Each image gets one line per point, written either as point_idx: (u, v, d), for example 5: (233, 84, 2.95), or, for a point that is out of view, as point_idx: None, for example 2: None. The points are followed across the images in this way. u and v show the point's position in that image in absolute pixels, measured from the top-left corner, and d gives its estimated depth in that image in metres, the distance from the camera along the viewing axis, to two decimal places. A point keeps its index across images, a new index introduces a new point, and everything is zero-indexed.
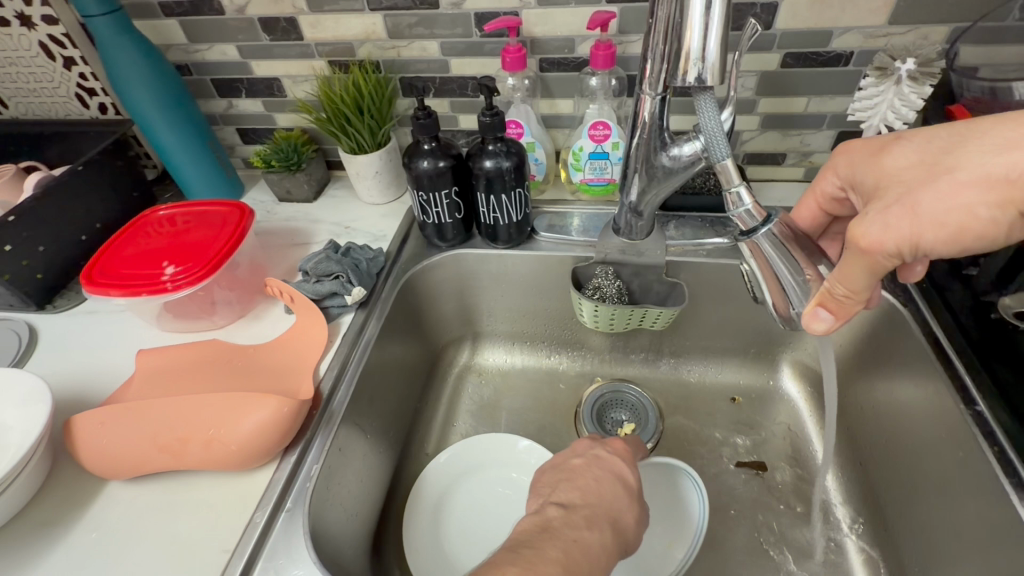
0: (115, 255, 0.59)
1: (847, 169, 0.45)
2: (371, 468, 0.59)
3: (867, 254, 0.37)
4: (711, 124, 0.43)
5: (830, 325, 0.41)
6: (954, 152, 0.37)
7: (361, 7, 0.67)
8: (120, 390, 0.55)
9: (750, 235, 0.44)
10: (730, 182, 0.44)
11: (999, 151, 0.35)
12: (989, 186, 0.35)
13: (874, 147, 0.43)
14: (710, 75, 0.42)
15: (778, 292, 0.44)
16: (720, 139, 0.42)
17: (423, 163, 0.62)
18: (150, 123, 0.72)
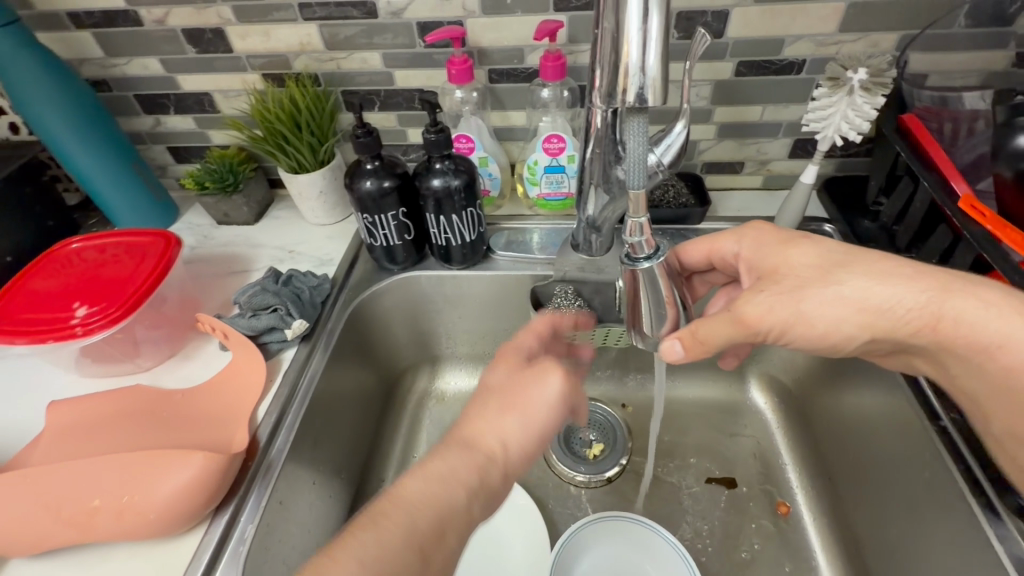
0: (19, 297, 0.53)
1: (752, 245, 0.48)
2: (317, 516, 0.55)
3: (744, 325, 0.42)
4: (636, 148, 0.39)
5: (678, 359, 0.45)
6: (843, 267, 0.41)
7: (293, 16, 0.63)
8: (23, 451, 0.49)
9: (637, 262, 0.43)
10: (636, 212, 0.40)
11: (874, 281, 0.40)
12: (858, 312, 0.40)
13: (783, 237, 0.46)
14: (651, 94, 0.39)
15: (638, 319, 0.47)
16: (640, 170, 0.38)
17: (365, 183, 0.58)
18: (61, 144, 0.66)
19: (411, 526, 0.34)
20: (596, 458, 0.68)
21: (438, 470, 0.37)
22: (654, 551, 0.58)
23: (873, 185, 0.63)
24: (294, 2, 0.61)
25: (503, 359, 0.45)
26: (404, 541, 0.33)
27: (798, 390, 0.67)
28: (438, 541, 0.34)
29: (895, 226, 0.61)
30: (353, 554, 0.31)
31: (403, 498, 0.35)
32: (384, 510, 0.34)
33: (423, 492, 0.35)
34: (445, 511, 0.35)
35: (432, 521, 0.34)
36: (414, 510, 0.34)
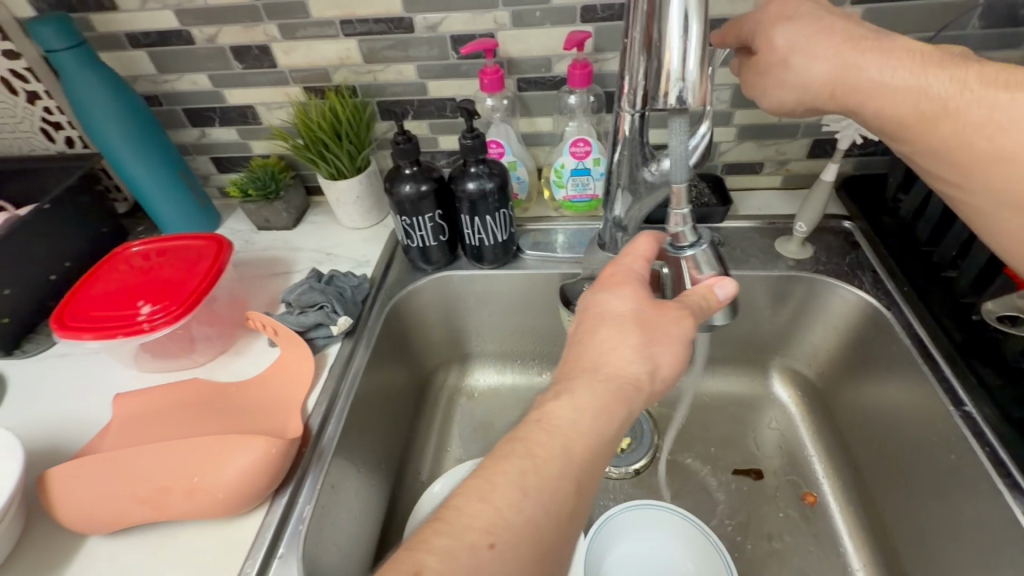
0: (88, 296, 0.57)
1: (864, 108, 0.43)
2: (363, 502, 0.58)
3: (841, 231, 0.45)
4: (678, 146, 0.44)
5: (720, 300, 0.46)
6: (859, 64, 0.42)
7: (335, 33, 0.67)
8: (95, 439, 0.52)
9: (681, 249, 0.48)
10: (679, 204, 0.47)
11: (890, 70, 0.41)
12: (896, 95, 0.41)
13: (803, 45, 0.42)
14: (692, 97, 0.41)
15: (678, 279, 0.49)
16: (684, 167, 0.44)
17: (404, 188, 0.61)
18: (118, 154, 0.70)
19: (568, 453, 0.37)
20: (624, 451, 0.70)
21: (584, 401, 0.39)
22: (692, 543, 0.59)
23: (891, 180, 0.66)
24: (336, 20, 0.66)
25: (628, 287, 0.45)
26: (563, 471, 0.37)
27: (821, 382, 0.69)
28: (591, 470, 0.38)
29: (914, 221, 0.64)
30: (513, 483, 0.35)
31: (554, 429, 0.38)
32: (536, 439, 0.38)
33: (573, 424, 0.38)
34: (595, 443, 0.38)
35: (585, 453, 0.38)
36: (566, 440, 0.38)
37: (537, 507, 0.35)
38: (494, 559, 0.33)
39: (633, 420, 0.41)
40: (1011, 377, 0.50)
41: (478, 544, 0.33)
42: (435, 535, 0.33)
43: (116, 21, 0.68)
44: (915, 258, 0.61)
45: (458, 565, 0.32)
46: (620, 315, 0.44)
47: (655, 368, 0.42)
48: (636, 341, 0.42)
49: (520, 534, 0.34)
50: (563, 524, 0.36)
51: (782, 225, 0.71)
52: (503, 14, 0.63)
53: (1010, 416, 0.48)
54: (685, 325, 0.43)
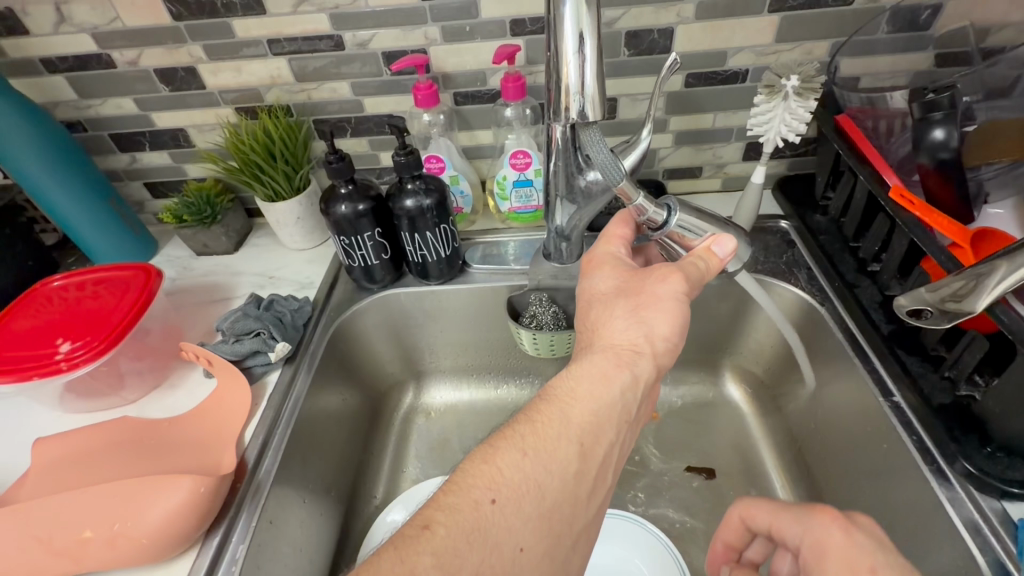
0: (2, 337, 0.54)
1: (815, 546, 0.36)
2: (309, 534, 0.55)
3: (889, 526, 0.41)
4: (602, 155, 0.46)
5: (722, 256, 0.48)
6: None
7: (263, 52, 0.65)
8: (11, 490, 0.49)
9: (662, 228, 0.49)
10: (631, 198, 0.48)
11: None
12: None
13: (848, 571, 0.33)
14: (592, 109, 0.44)
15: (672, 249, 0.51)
16: (613, 169, 0.46)
17: (340, 207, 0.60)
18: (40, 186, 0.67)
19: (570, 417, 0.39)
20: None
21: (583, 370, 0.42)
22: (647, 550, 0.59)
23: (820, 180, 0.67)
24: (263, 39, 0.64)
25: (606, 267, 0.49)
26: (564, 434, 0.38)
27: (768, 379, 0.70)
28: (596, 434, 0.39)
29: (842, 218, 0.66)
30: (514, 444, 0.37)
31: (553, 397, 0.40)
32: (537, 407, 0.39)
33: (573, 391, 0.40)
34: (596, 408, 0.40)
35: (587, 416, 0.39)
36: (566, 404, 0.39)
37: (540, 466, 0.36)
38: (496, 512, 0.34)
39: (637, 386, 0.42)
40: (933, 365, 0.51)
41: (479, 501, 0.34)
42: (444, 495, 0.35)
43: (30, 45, 0.65)
44: (845, 255, 0.63)
45: (460, 521, 0.33)
46: (604, 296, 0.47)
47: (651, 334, 0.44)
48: (626, 313, 0.45)
49: (524, 489, 0.35)
50: (569, 485, 0.37)
51: (723, 227, 0.72)
52: (434, 29, 0.63)
53: (930, 404, 0.49)
54: (671, 283, 0.45)
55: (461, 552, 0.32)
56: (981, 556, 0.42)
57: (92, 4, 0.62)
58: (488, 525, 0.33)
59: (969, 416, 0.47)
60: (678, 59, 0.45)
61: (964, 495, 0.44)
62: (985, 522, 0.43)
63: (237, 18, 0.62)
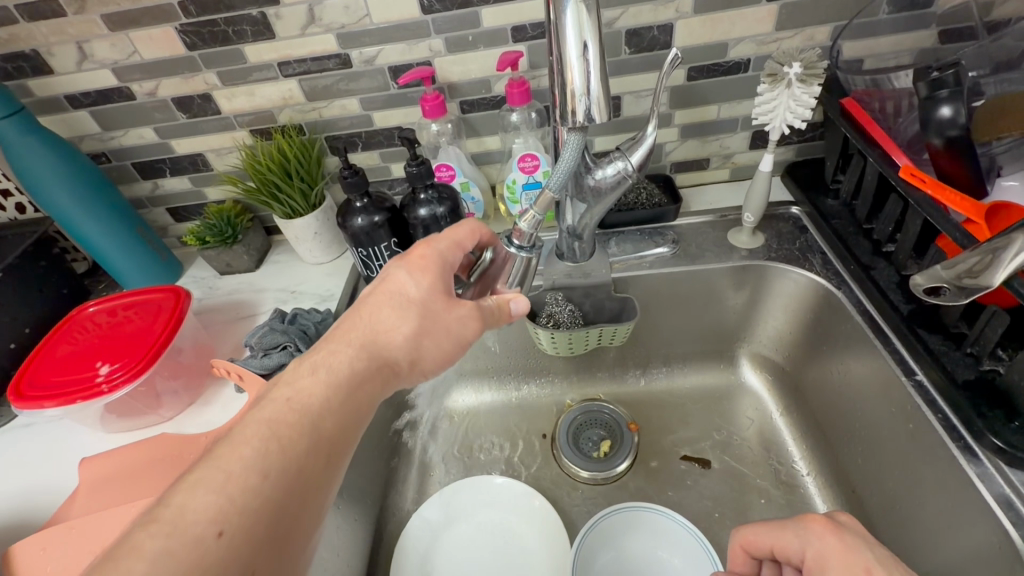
0: (46, 363, 0.57)
1: (817, 556, 0.40)
2: (343, 538, 0.57)
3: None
4: (564, 164, 0.49)
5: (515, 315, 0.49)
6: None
7: (274, 75, 0.67)
8: (63, 507, 0.52)
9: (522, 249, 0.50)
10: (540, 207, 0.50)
11: None
12: None
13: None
14: (598, 112, 0.45)
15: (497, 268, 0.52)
16: (561, 179, 0.48)
17: (357, 220, 0.62)
18: (70, 218, 0.70)
19: (318, 431, 0.37)
20: (604, 456, 0.70)
21: (340, 375, 0.40)
22: (676, 541, 0.59)
23: (829, 164, 0.67)
24: (274, 62, 0.66)
25: (429, 275, 0.46)
26: (313, 445, 0.36)
27: (788, 365, 0.70)
28: (340, 446, 0.38)
29: (854, 200, 0.65)
30: (252, 464, 0.33)
31: (303, 405, 0.37)
32: (285, 418, 0.36)
33: (327, 401, 0.38)
34: (344, 420, 0.39)
35: (336, 430, 0.38)
36: (318, 416, 0.38)
37: (280, 485, 0.33)
38: (221, 548, 0.29)
39: (380, 404, 0.42)
40: (955, 342, 0.51)
41: (202, 537, 0.29)
42: (147, 539, 0.28)
43: (55, 84, 0.68)
44: (859, 237, 0.63)
45: (175, 562, 0.27)
46: (407, 300, 0.44)
47: (417, 359, 0.44)
48: (411, 330, 0.44)
49: (259, 514, 0.32)
50: (309, 500, 0.35)
51: (734, 217, 0.73)
52: (437, 41, 0.65)
53: (954, 380, 0.49)
54: (462, 326, 0.45)
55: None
56: (1013, 529, 0.42)
57: (112, 41, 0.64)
58: (216, 562, 0.29)
59: (994, 390, 0.47)
60: (679, 53, 0.45)
61: (993, 470, 0.45)
62: (1016, 496, 0.43)
63: (248, 44, 0.65)
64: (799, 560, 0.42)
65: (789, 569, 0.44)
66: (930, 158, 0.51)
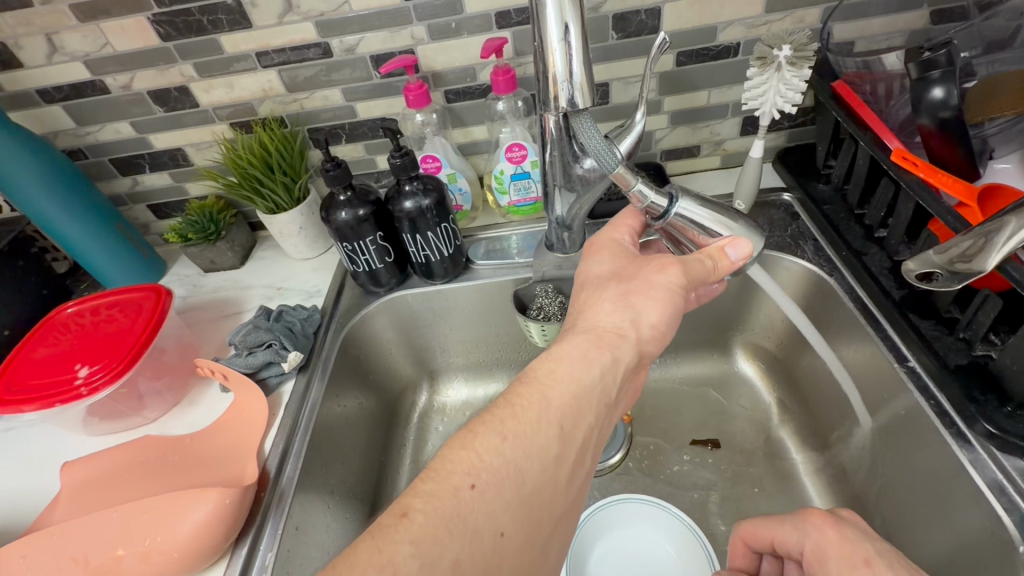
0: (22, 366, 0.55)
1: (817, 549, 0.41)
2: (337, 536, 0.56)
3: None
4: (594, 143, 0.47)
5: (741, 256, 0.46)
6: None
7: (253, 65, 0.65)
8: (44, 513, 0.51)
9: (662, 218, 0.47)
10: (629, 185, 0.46)
11: None
12: None
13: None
14: (581, 97, 0.44)
15: (678, 239, 0.49)
16: (607, 152, 0.45)
17: (341, 214, 0.61)
18: (46, 217, 0.67)
19: (549, 401, 0.38)
20: None
21: (563, 354, 0.41)
22: (671, 532, 0.59)
23: (820, 149, 0.67)
24: (251, 52, 0.64)
25: (606, 251, 0.50)
26: (544, 416, 0.37)
27: (782, 353, 0.69)
28: (575, 417, 0.38)
29: (845, 185, 0.65)
30: (494, 428, 0.36)
31: (533, 380, 0.39)
32: (518, 391, 0.38)
33: (554, 375, 0.40)
34: (576, 392, 0.39)
35: (566, 402, 0.38)
36: (545, 389, 0.39)
37: (518, 449, 0.35)
38: (476, 498, 0.33)
39: (613, 373, 0.41)
40: (948, 327, 0.50)
41: (458, 487, 0.33)
42: (420, 483, 0.33)
43: (26, 78, 0.66)
44: (851, 223, 0.62)
45: (440, 506, 0.32)
46: (598, 278, 0.48)
47: (638, 319, 0.44)
48: (615, 296, 0.45)
49: (504, 475, 0.34)
50: (549, 467, 0.36)
51: (725, 205, 0.72)
52: (420, 28, 0.63)
53: (945, 365, 0.48)
54: (659, 279, 0.45)
55: (442, 538, 0.31)
56: (1006, 515, 0.41)
57: (82, 32, 0.62)
58: (472, 510, 0.32)
59: (986, 375, 0.46)
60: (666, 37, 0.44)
61: (986, 456, 0.44)
62: (1009, 482, 0.43)
63: (224, 34, 0.63)
64: (796, 551, 0.43)
65: (791, 563, 0.46)
66: (922, 141, 0.50)
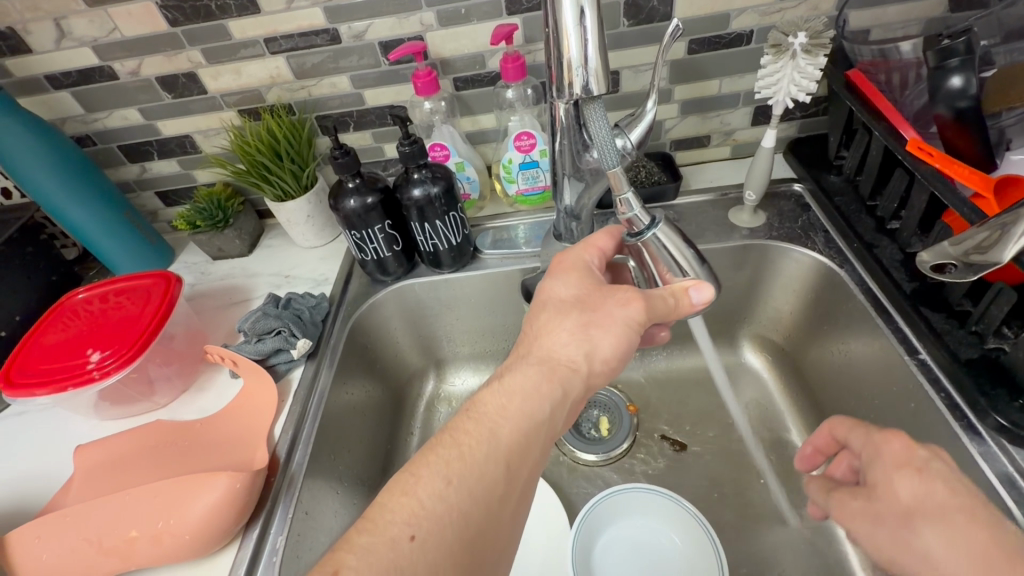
0: (35, 350, 0.56)
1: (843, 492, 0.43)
2: (345, 521, 0.57)
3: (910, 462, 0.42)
4: (600, 135, 0.45)
5: (700, 300, 0.47)
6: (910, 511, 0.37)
7: (261, 51, 0.65)
8: (58, 495, 0.51)
9: (638, 237, 0.48)
10: (621, 190, 0.47)
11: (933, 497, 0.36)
12: None
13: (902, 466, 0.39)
14: (595, 83, 0.44)
15: (644, 263, 0.49)
16: (611, 149, 0.44)
17: (349, 202, 0.60)
18: (55, 203, 0.68)
19: (496, 440, 0.38)
20: (604, 437, 0.69)
21: (512, 388, 0.41)
22: (677, 523, 0.59)
23: (833, 140, 0.66)
24: (260, 38, 0.64)
25: (575, 273, 0.48)
26: (490, 456, 0.37)
27: (789, 345, 0.69)
28: (522, 455, 0.39)
29: (857, 176, 0.64)
30: (437, 472, 0.36)
31: (482, 416, 0.39)
32: (464, 427, 0.39)
33: (502, 410, 0.40)
34: (526, 427, 0.40)
35: (515, 439, 0.39)
36: (494, 426, 0.39)
37: (461, 493, 0.35)
38: (415, 549, 0.32)
39: (560, 407, 0.42)
40: (959, 320, 0.50)
41: (397, 538, 0.33)
42: (359, 535, 0.33)
43: (34, 64, 0.66)
44: (862, 214, 0.61)
45: (376, 560, 0.31)
46: (562, 301, 0.46)
47: (593, 352, 0.44)
48: (573, 326, 0.45)
49: (445, 521, 0.34)
50: (494, 508, 0.36)
51: (734, 195, 0.71)
52: (429, 14, 0.62)
53: (958, 357, 0.48)
54: (619, 310, 0.45)
55: None
56: (1016, 508, 0.41)
57: (90, 17, 0.62)
58: (411, 561, 0.32)
59: (998, 368, 0.46)
60: (679, 24, 0.44)
61: (996, 449, 0.44)
62: (1019, 474, 0.43)
63: (232, 20, 0.62)
64: None
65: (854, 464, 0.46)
66: (937, 131, 0.49)
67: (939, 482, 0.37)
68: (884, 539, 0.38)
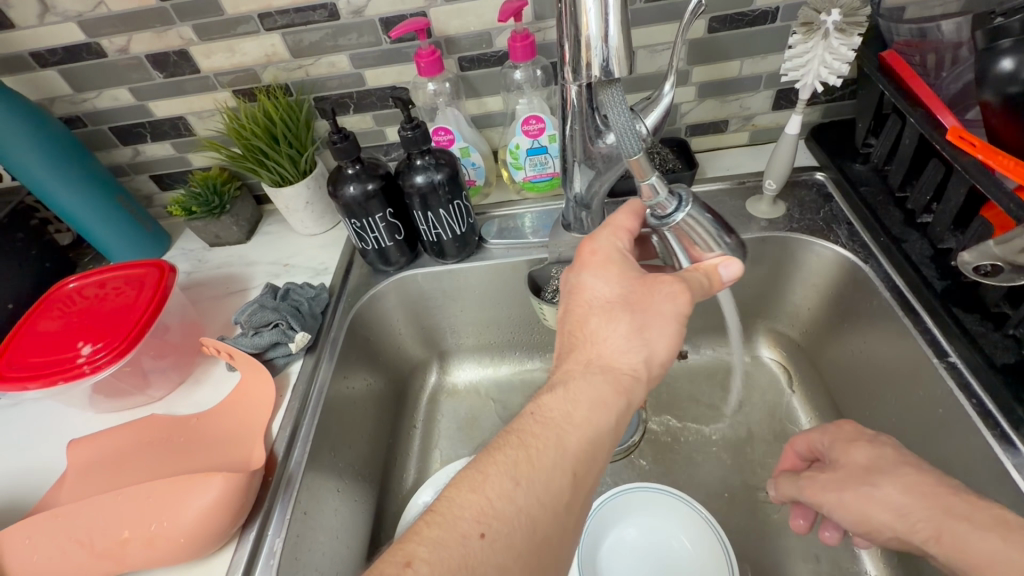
0: (23, 343, 0.54)
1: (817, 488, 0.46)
2: (346, 520, 0.56)
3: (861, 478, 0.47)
4: (619, 121, 0.43)
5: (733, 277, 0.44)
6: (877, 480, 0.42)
7: (255, 28, 0.62)
8: (51, 492, 0.50)
9: (666, 220, 0.45)
10: (644, 176, 0.43)
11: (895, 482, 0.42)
12: None
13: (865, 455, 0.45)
14: (616, 65, 0.41)
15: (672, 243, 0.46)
16: (632, 134, 0.42)
17: (349, 189, 0.58)
18: (44, 187, 0.65)
19: (563, 446, 0.37)
20: None
21: (577, 393, 0.39)
22: (684, 524, 0.57)
23: (860, 127, 0.62)
24: (253, 14, 0.60)
25: (612, 267, 0.44)
26: (557, 463, 0.36)
27: (806, 341, 0.67)
28: (588, 462, 0.37)
29: (886, 165, 0.60)
30: (506, 472, 0.35)
31: (548, 421, 0.38)
32: (530, 430, 0.37)
33: (568, 416, 0.38)
34: (592, 437, 0.38)
35: (582, 446, 0.37)
36: (560, 431, 0.37)
37: (530, 497, 0.34)
38: (485, 548, 0.32)
39: (626, 413, 0.40)
40: (995, 323, 0.47)
41: (468, 535, 0.32)
42: (428, 527, 0.33)
43: (19, 40, 0.63)
44: (890, 207, 0.58)
45: (445, 555, 0.31)
46: (605, 302, 0.42)
47: (652, 355, 0.41)
48: (626, 329, 0.41)
49: (513, 523, 0.33)
50: (560, 515, 0.35)
51: (753, 184, 0.68)
52: None
53: (992, 363, 0.45)
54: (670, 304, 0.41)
55: None
56: None
57: None
58: (479, 561, 0.32)
59: None
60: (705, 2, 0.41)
61: None
62: None
63: None
64: None
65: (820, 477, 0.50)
66: (982, 120, 0.45)
67: (887, 447, 0.44)
68: (849, 501, 0.44)
